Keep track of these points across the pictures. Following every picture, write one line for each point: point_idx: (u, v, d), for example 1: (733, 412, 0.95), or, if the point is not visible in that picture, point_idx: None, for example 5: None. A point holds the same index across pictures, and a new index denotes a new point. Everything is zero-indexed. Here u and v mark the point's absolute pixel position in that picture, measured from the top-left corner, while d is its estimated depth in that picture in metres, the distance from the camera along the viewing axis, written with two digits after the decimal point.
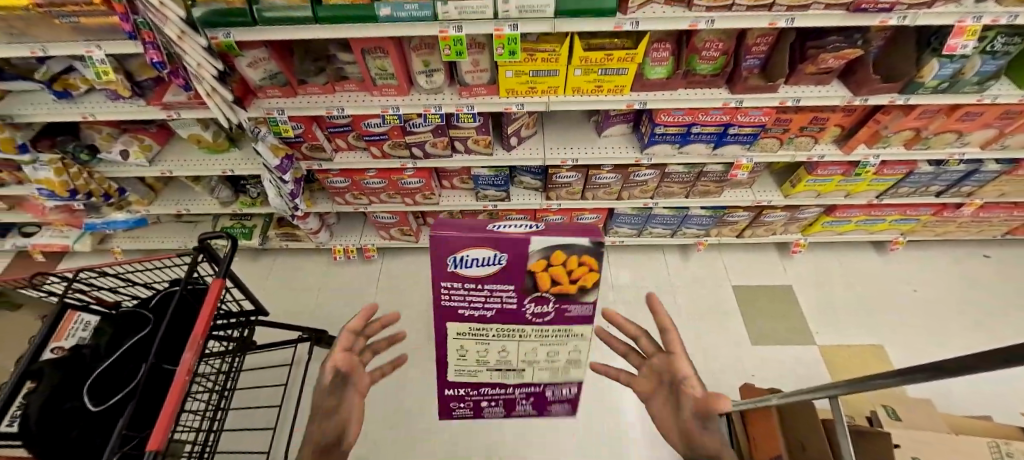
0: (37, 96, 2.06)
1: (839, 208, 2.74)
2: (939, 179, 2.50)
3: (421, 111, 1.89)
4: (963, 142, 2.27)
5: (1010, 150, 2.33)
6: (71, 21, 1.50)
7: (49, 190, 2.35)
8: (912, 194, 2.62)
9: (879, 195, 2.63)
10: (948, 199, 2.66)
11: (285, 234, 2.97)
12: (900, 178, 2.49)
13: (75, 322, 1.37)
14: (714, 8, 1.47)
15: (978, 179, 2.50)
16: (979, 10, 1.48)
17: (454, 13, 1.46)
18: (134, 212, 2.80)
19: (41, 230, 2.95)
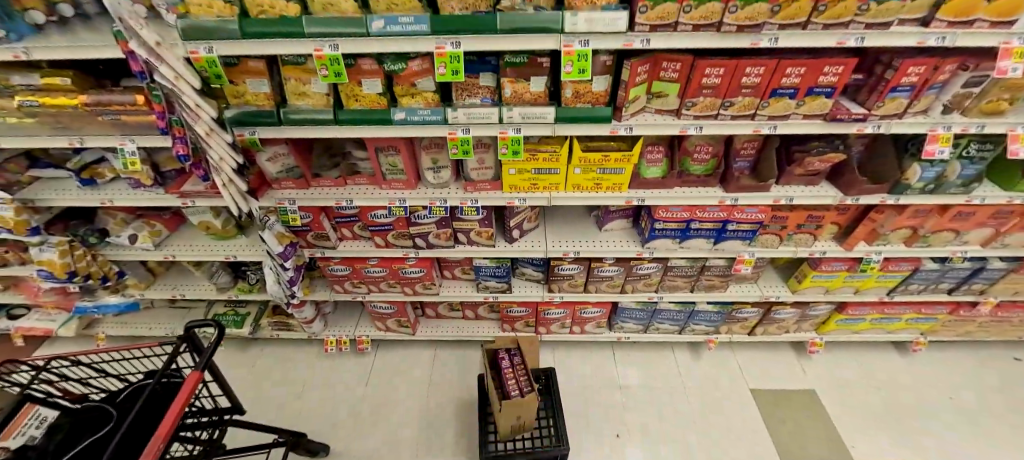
0: (64, 183, 2.18)
1: (850, 306, 2.70)
2: (947, 276, 2.50)
3: (427, 204, 1.96)
4: (963, 240, 2.31)
5: (1011, 248, 2.36)
6: (111, 117, 1.63)
7: (49, 271, 2.34)
8: (923, 291, 2.60)
9: (889, 292, 2.61)
10: (961, 297, 2.62)
11: (278, 322, 2.91)
12: (907, 275, 2.49)
13: (30, 417, 1.31)
14: (701, 117, 1.59)
15: (987, 276, 2.49)
16: (947, 121, 1.59)
17: (462, 117, 1.59)
18: (129, 295, 2.79)
19: (29, 313, 2.98)
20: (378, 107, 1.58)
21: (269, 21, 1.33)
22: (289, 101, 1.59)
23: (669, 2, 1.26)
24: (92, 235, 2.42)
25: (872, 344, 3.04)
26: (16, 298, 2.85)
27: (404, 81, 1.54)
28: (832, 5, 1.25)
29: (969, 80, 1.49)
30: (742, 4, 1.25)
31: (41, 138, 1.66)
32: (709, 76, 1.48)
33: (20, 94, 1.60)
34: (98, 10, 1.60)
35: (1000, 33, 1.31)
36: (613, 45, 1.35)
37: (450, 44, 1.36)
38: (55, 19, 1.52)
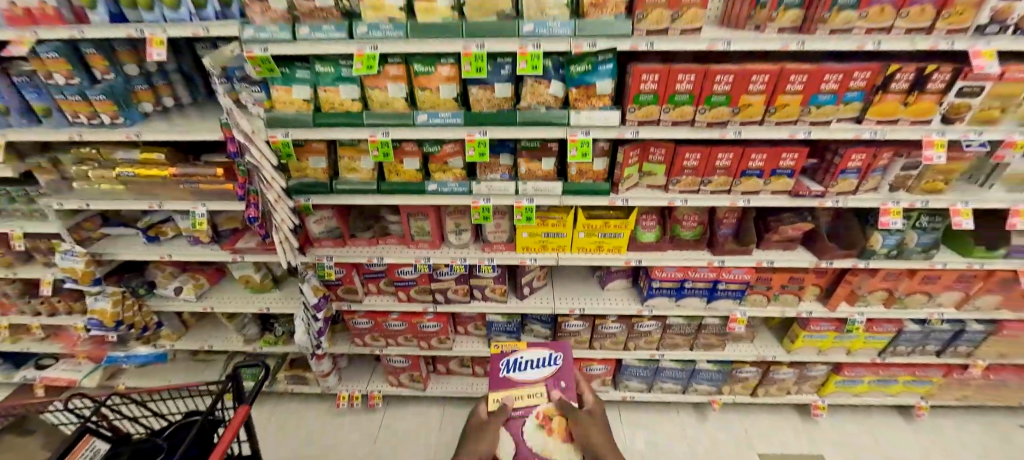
0: (128, 239, 2.32)
1: (846, 367, 2.83)
2: (931, 338, 2.65)
3: (449, 263, 2.21)
4: (939, 303, 2.50)
5: (984, 311, 2.54)
6: (192, 186, 1.94)
7: (100, 321, 2.41)
8: (913, 353, 2.73)
9: (879, 355, 2.74)
10: (950, 360, 2.76)
11: (296, 376, 3.06)
12: (894, 337, 2.65)
13: (87, 449, 1.38)
14: (685, 191, 1.88)
15: (970, 338, 2.65)
16: (895, 197, 1.87)
17: (484, 189, 1.90)
18: (159, 347, 2.73)
19: (56, 363, 2.86)
20: (414, 180, 1.91)
21: (336, 114, 1.72)
22: (341, 174, 1.91)
23: (652, 104, 1.63)
24: (142, 287, 2.53)
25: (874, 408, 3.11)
26: (53, 348, 2.77)
27: (438, 160, 1.87)
28: (780, 108, 1.60)
29: (905, 164, 1.80)
30: (709, 107, 1.61)
31: (127, 201, 1.98)
32: (688, 159, 1.80)
33: (119, 166, 1.93)
34: (191, 100, 2.02)
35: (921, 129, 1.64)
36: (609, 135, 1.70)
37: (478, 133, 1.74)
38: (158, 108, 1.92)
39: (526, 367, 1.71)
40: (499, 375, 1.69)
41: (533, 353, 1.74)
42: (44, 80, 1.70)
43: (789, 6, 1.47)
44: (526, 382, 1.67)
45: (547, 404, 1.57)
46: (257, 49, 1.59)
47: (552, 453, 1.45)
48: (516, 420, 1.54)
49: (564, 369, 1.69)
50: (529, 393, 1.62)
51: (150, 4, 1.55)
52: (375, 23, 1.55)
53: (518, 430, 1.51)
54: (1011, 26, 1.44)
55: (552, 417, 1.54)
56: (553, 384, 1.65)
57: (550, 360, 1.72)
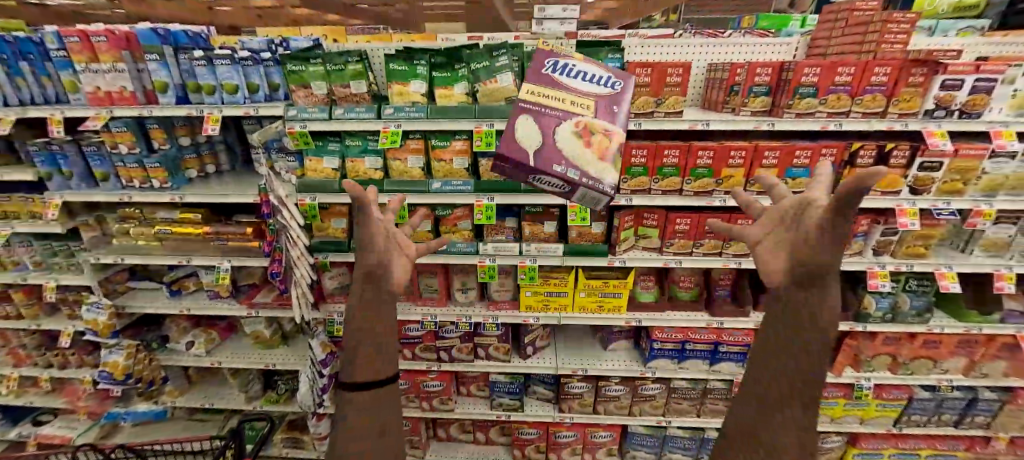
0: (152, 293, 2.41)
1: (861, 437, 2.55)
2: (946, 407, 2.38)
3: (455, 320, 2.27)
4: (943, 369, 2.30)
5: (994, 379, 2.31)
6: (221, 243, 2.11)
7: (110, 373, 2.30)
8: (927, 424, 2.45)
9: (895, 424, 2.47)
10: (970, 431, 2.44)
11: (291, 439, 2.63)
12: (905, 405, 2.39)
13: None
14: (679, 254, 2.01)
15: (986, 408, 2.36)
16: (880, 260, 1.97)
17: (490, 249, 2.04)
18: (160, 403, 2.58)
19: (53, 419, 2.68)
20: (425, 240, 2.06)
21: (361, 181, 1.92)
22: (359, 234, 2.07)
23: (642, 176, 1.83)
24: (156, 340, 2.48)
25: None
26: (56, 402, 2.62)
27: (448, 222, 2.04)
28: (759, 179, 1.79)
29: (885, 230, 1.92)
30: (695, 178, 1.81)
31: (160, 255, 2.13)
32: (679, 225, 1.95)
33: (159, 224, 2.12)
34: (231, 168, 2.25)
35: (892, 199, 1.80)
36: None
37: (486, 198, 1.91)
38: (202, 175, 2.14)
39: (574, 75, 1.51)
40: (544, 72, 1.49)
41: (588, 67, 1.53)
42: (109, 149, 1.96)
43: (758, 94, 1.80)
44: (575, 89, 1.49)
45: (592, 117, 1.44)
46: (298, 125, 1.85)
47: (584, 165, 1.40)
48: (549, 119, 1.43)
49: (621, 95, 1.51)
50: (574, 100, 1.47)
51: (212, 89, 1.87)
52: (400, 105, 1.82)
53: (549, 126, 1.43)
54: (954, 111, 1.69)
55: (594, 132, 1.43)
56: (604, 106, 1.48)
57: (607, 81, 1.52)
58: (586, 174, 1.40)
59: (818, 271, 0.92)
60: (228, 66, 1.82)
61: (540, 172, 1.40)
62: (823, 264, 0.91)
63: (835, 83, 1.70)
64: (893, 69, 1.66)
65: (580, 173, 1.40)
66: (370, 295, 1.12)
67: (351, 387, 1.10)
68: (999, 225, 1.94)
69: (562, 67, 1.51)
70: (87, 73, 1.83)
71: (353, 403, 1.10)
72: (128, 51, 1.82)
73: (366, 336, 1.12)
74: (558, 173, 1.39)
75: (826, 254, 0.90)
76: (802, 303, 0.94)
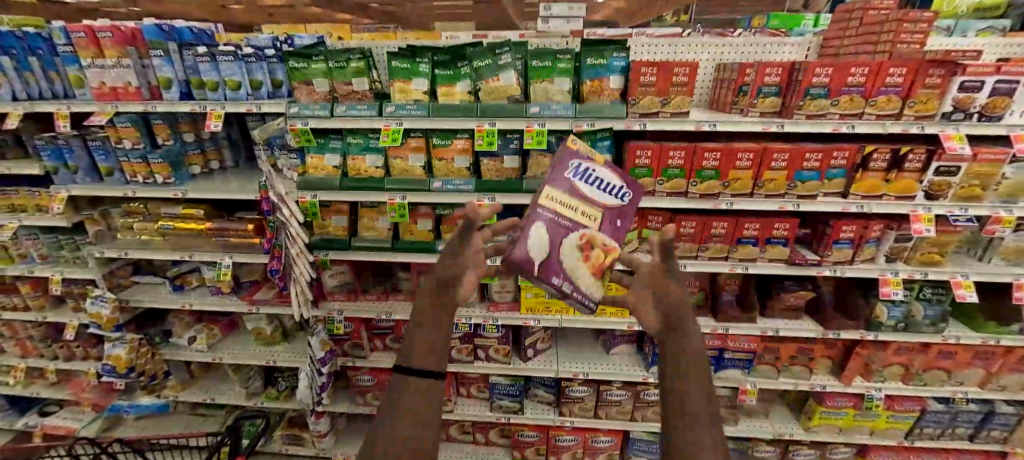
0: (155, 287, 2.43)
1: (872, 449, 2.46)
2: (960, 420, 2.31)
3: (455, 321, 2.24)
4: (959, 380, 2.21)
5: (1013, 393, 2.21)
6: (223, 239, 2.11)
7: (113, 366, 2.33)
8: (941, 437, 2.38)
9: (906, 437, 2.39)
10: (986, 446, 2.35)
11: (290, 435, 2.63)
12: (918, 417, 2.32)
13: None
14: (683, 257, 1.96)
15: (1003, 422, 2.28)
16: (893, 267, 1.91)
17: (491, 249, 2.02)
18: (163, 397, 2.59)
19: (60, 410, 2.71)
20: (426, 239, 2.04)
21: (362, 179, 1.91)
22: (359, 233, 2.06)
23: (647, 177, 1.78)
24: (158, 334, 2.50)
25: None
26: (61, 394, 2.65)
27: (449, 222, 2.03)
28: (767, 182, 1.74)
29: (898, 237, 1.86)
30: (700, 180, 1.76)
31: (162, 251, 2.13)
32: (684, 227, 1.91)
33: (162, 220, 2.12)
34: (234, 164, 2.24)
35: (907, 203, 1.73)
36: None
37: (488, 198, 1.88)
38: (205, 171, 2.15)
39: (593, 183, 1.28)
40: (565, 177, 1.28)
41: (607, 175, 1.30)
42: (113, 145, 1.96)
43: (767, 94, 1.75)
44: (587, 199, 1.26)
45: (596, 233, 1.24)
46: (300, 122, 1.84)
47: (576, 274, 1.23)
48: (558, 220, 1.24)
49: (629, 207, 1.29)
50: (582, 208, 1.25)
51: (215, 85, 1.86)
52: (402, 103, 1.80)
53: (556, 235, 1.22)
54: (973, 114, 1.62)
55: (595, 248, 1.23)
56: (610, 220, 1.26)
57: (619, 191, 1.28)
58: (580, 286, 1.23)
59: (672, 316, 0.96)
60: (231, 62, 1.82)
61: (537, 280, 1.23)
62: (675, 305, 0.97)
63: (848, 84, 1.65)
64: (908, 69, 1.61)
65: (573, 286, 1.23)
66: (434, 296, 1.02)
67: (409, 375, 0.93)
68: (1018, 232, 1.88)
69: (581, 173, 1.29)
70: (93, 69, 1.83)
71: (409, 390, 0.92)
72: (133, 47, 1.83)
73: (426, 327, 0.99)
74: (553, 285, 1.23)
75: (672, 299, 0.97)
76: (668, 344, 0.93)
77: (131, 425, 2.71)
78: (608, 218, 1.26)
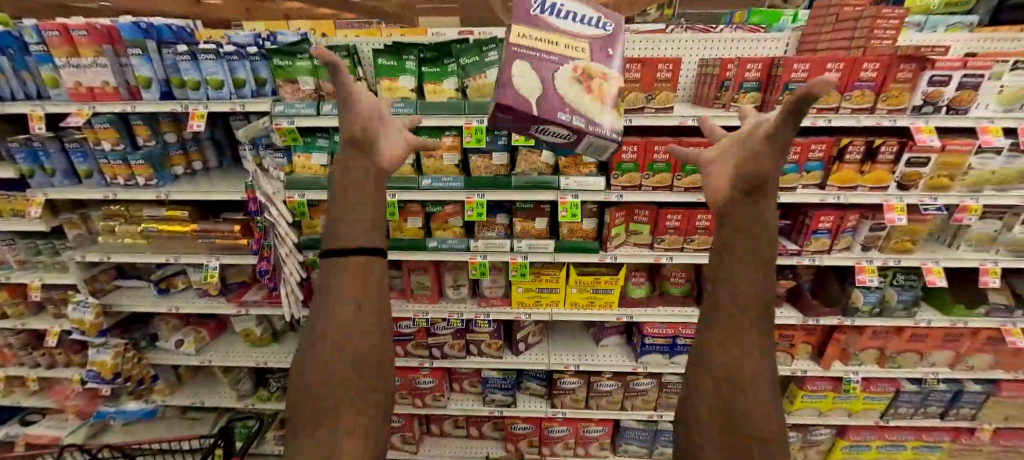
0: (138, 291, 2.38)
1: (850, 429, 2.54)
2: (932, 399, 2.41)
3: (447, 317, 2.26)
4: (931, 362, 2.32)
5: (980, 372, 2.34)
6: (209, 241, 2.07)
7: (98, 372, 2.25)
8: (915, 416, 2.47)
9: (882, 416, 2.47)
10: (955, 423, 2.47)
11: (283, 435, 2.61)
12: (893, 397, 2.41)
13: None
14: (670, 249, 2.02)
15: (971, 400, 2.40)
16: (868, 256, 2.01)
17: (481, 245, 2.04)
18: (150, 402, 2.54)
19: (42, 418, 2.63)
20: (416, 237, 2.05)
21: None
22: None
23: (633, 171, 1.84)
24: (144, 339, 2.43)
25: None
26: (43, 402, 2.58)
27: (439, 219, 2.03)
28: None
29: (872, 226, 1.96)
30: (685, 174, 1.83)
31: (147, 254, 2.09)
32: (670, 220, 1.95)
33: (144, 222, 2.08)
34: (218, 165, 2.18)
35: (881, 194, 1.87)
36: (597, 197, 1.87)
37: (477, 195, 1.91)
38: (188, 171, 2.09)
39: (563, 19, 1.35)
40: (533, 13, 1.32)
41: (579, 8, 1.38)
42: (92, 146, 1.91)
43: (747, 90, 1.83)
44: (566, 33, 1.34)
45: (589, 62, 1.31)
46: (285, 121, 1.80)
47: (584, 109, 1.26)
48: (546, 63, 1.26)
49: (613, 35, 1.38)
50: (568, 43, 1.32)
51: (196, 84, 1.77)
52: (389, 101, 1.79)
53: (549, 73, 1.25)
54: (941, 107, 1.76)
55: (592, 77, 1.30)
56: (597, 48, 1.34)
57: (598, 23, 1.38)
58: (588, 122, 1.26)
59: (762, 181, 0.99)
60: (213, 61, 1.74)
61: (546, 121, 1.22)
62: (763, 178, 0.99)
63: (825, 79, 1.74)
64: (881, 65, 1.72)
65: (584, 120, 1.25)
66: (363, 165, 1.15)
67: (339, 255, 1.14)
68: (986, 220, 2.01)
69: (551, 5, 1.35)
70: (68, 68, 1.76)
71: (338, 268, 1.14)
72: (110, 45, 1.76)
73: (350, 211, 1.15)
74: (563, 121, 1.22)
75: (767, 166, 0.97)
76: (738, 225, 1.02)
77: (118, 432, 2.66)
78: (597, 50, 1.34)
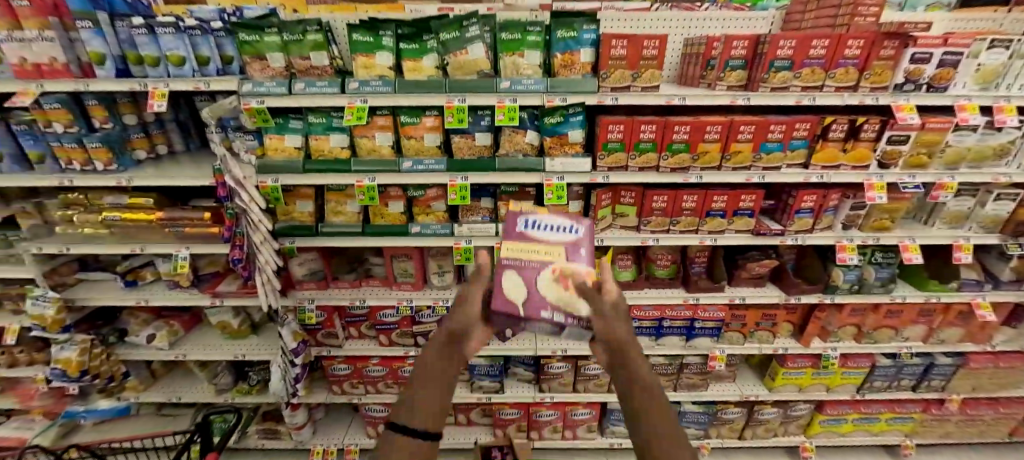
0: (102, 284, 2.23)
1: (828, 403, 2.59)
2: (906, 372, 2.48)
3: (432, 304, 2.21)
4: (905, 337, 2.38)
5: (950, 345, 2.42)
6: (177, 229, 1.95)
7: (63, 370, 2.13)
8: (890, 390, 2.55)
9: (859, 391, 2.54)
10: (926, 395, 2.55)
11: (265, 429, 2.54)
12: (869, 372, 2.47)
13: None
14: (656, 231, 2.00)
15: (941, 372, 2.48)
16: (848, 234, 2.04)
17: (466, 230, 1.98)
18: (122, 399, 2.42)
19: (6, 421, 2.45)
20: (398, 223, 1.98)
21: (325, 162, 1.80)
22: (327, 218, 1.98)
23: (619, 151, 1.81)
24: (112, 334, 2.30)
25: (859, 450, 2.78)
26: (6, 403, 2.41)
27: (421, 204, 1.97)
28: (734, 154, 1.83)
29: (853, 205, 2.00)
30: (672, 154, 1.81)
31: (110, 245, 1.95)
32: (656, 202, 1.94)
33: (105, 210, 1.94)
34: (185, 149, 2.05)
35: (863, 173, 1.89)
36: (583, 179, 1.83)
37: (460, 178, 1.84)
38: (152, 156, 1.96)
39: (544, 229, 1.46)
40: (517, 229, 1.46)
41: (555, 218, 1.48)
42: (42, 129, 1.76)
43: (734, 67, 1.80)
44: (548, 241, 1.44)
45: (565, 263, 1.39)
46: (255, 101, 1.68)
47: (570, 304, 1.32)
48: (531, 270, 1.38)
49: (586, 236, 1.43)
50: (548, 251, 1.42)
51: (155, 60, 1.65)
52: (366, 79, 1.70)
53: (533, 280, 1.36)
54: (921, 85, 1.78)
55: (572, 278, 1.35)
56: (573, 252, 1.41)
57: (572, 229, 1.45)
58: (575, 314, 1.31)
59: (622, 347, 1.12)
60: (173, 35, 1.63)
61: (530, 320, 1.32)
62: (619, 340, 1.13)
63: (810, 56, 1.73)
64: (865, 42, 1.72)
65: (568, 316, 1.32)
66: (447, 356, 1.17)
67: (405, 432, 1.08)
68: (960, 198, 2.06)
69: (534, 221, 1.48)
70: (9, 42, 1.60)
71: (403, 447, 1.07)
72: (57, 18, 1.61)
73: (435, 380, 1.14)
74: (546, 319, 1.33)
75: (619, 313, 1.18)
76: (634, 378, 1.08)
77: (90, 431, 2.54)
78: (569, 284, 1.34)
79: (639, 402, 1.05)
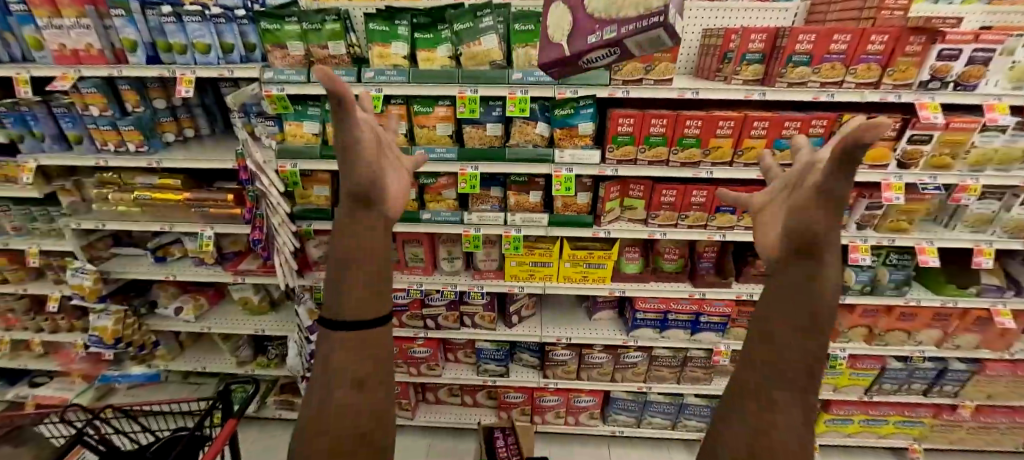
0: (135, 259, 2.37)
1: (834, 403, 2.58)
2: (918, 376, 2.44)
3: (441, 288, 2.28)
4: (918, 340, 2.34)
5: (966, 351, 2.36)
6: (202, 210, 2.06)
7: (99, 337, 2.28)
8: (900, 393, 2.51)
9: (867, 393, 2.51)
10: (937, 400, 2.51)
11: (282, 401, 2.68)
12: (878, 374, 2.45)
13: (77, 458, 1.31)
14: (664, 225, 2.01)
15: (954, 378, 2.43)
16: (863, 234, 2.01)
17: (475, 218, 2.03)
18: (153, 366, 2.58)
19: (50, 381, 2.65)
20: (410, 209, 2.04)
21: None
22: None
23: (629, 145, 1.81)
24: (144, 306, 2.45)
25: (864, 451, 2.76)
26: (49, 366, 2.60)
27: (432, 192, 2.02)
28: (747, 150, 1.81)
29: (869, 205, 1.96)
30: (682, 148, 1.81)
31: (141, 222, 2.07)
32: (665, 196, 1.94)
33: (138, 190, 2.05)
34: (210, 132, 2.16)
35: (880, 172, 1.85)
36: (591, 172, 1.85)
37: (470, 167, 1.88)
38: (180, 138, 2.06)
39: None
40: None
41: None
42: (80, 111, 1.87)
43: (751, 61, 1.77)
44: None
45: None
46: (276, 88, 1.75)
47: (615, 13, 1.10)
48: None
49: None
50: None
51: (183, 48, 1.73)
52: (381, 68, 1.74)
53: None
54: (948, 83, 1.71)
55: None
56: None
57: None
58: (621, 21, 1.09)
59: (817, 242, 0.87)
60: (200, 24, 1.70)
61: (581, 54, 1.19)
62: (813, 234, 0.86)
63: (831, 51, 1.69)
64: (890, 37, 1.66)
65: (617, 27, 1.10)
66: (369, 219, 1.04)
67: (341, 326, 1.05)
68: (984, 201, 1.99)
69: None
70: (50, 29, 1.70)
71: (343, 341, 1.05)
72: (93, 6, 1.70)
73: (359, 259, 1.04)
74: (592, 42, 1.16)
75: (826, 229, 0.85)
76: (807, 279, 0.88)
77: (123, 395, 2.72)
78: None
79: (766, 354, 0.93)
